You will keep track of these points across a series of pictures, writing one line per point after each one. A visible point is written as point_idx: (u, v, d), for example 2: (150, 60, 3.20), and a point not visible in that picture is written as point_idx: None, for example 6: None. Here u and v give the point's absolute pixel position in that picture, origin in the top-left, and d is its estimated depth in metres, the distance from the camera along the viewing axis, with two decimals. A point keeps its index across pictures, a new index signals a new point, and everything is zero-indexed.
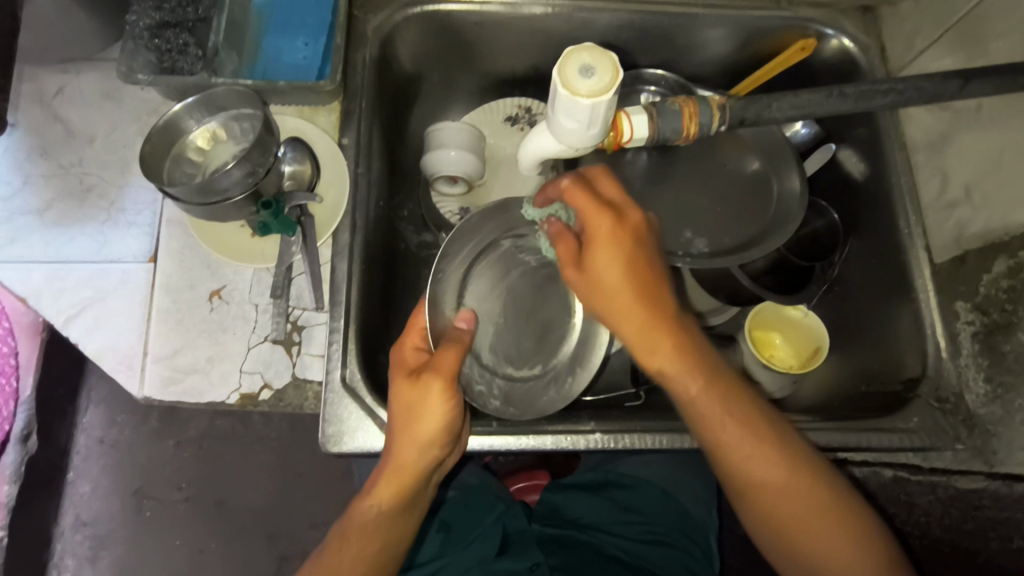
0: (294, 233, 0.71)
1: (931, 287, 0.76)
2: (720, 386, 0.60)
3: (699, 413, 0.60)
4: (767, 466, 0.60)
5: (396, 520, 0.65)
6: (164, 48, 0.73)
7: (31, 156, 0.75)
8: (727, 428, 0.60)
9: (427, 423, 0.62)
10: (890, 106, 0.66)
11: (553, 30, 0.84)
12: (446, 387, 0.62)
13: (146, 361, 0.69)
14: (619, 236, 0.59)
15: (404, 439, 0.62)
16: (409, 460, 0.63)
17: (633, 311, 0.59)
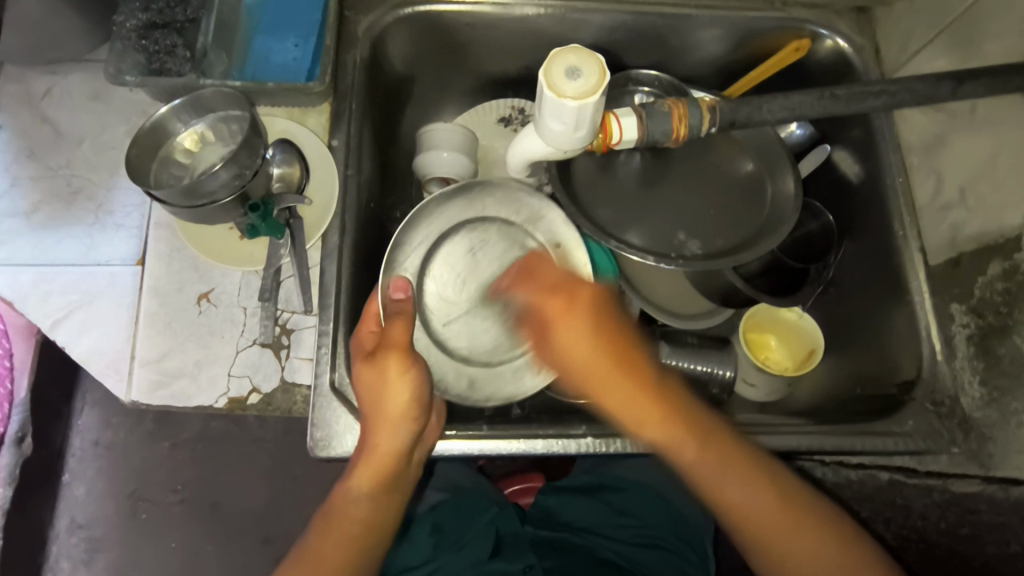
0: (283, 236, 0.71)
1: (925, 290, 0.75)
2: (728, 450, 0.61)
3: (699, 473, 0.60)
4: (746, 492, 0.61)
5: (378, 501, 0.65)
6: (151, 50, 0.72)
7: (19, 158, 0.75)
8: (760, 501, 0.60)
9: (395, 399, 0.62)
10: (882, 107, 0.65)
11: (545, 31, 0.84)
12: (403, 357, 0.62)
13: (134, 365, 0.68)
14: (574, 313, 0.61)
15: (377, 420, 0.63)
16: (384, 439, 0.63)
17: (612, 376, 0.60)
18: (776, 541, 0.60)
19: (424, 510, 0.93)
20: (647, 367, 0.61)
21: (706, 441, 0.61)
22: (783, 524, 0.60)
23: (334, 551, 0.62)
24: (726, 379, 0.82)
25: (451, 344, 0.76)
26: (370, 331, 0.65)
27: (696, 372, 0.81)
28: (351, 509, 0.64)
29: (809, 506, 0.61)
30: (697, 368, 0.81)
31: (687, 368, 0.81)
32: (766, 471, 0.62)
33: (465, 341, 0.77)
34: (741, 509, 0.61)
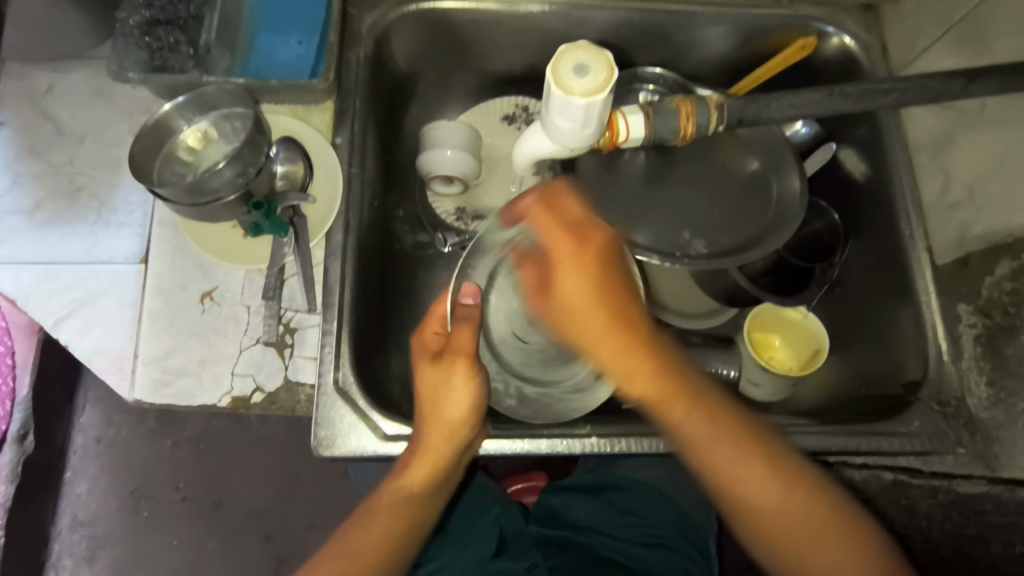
0: (287, 234, 0.70)
1: (932, 290, 0.75)
2: (726, 424, 0.59)
3: (694, 437, 0.58)
4: (726, 450, 0.58)
5: (425, 500, 0.64)
6: (154, 47, 0.71)
7: (21, 155, 0.74)
8: (739, 471, 0.58)
9: (454, 403, 0.63)
10: (892, 106, 0.63)
11: (550, 29, 0.83)
12: (469, 365, 0.63)
13: (137, 363, 0.68)
14: (581, 263, 0.61)
15: (432, 423, 0.63)
16: (435, 439, 0.63)
17: (610, 337, 0.60)
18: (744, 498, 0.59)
19: None
20: (642, 325, 0.61)
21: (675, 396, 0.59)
22: (801, 517, 0.58)
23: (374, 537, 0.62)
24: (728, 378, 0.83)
25: (510, 359, 0.76)
26: (432, 332, 0.65)
27: None
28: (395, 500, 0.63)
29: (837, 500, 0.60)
30: None
31: None
32: (785, 465, 0.59)
33: (520, 357, 0.76)
34: (749, 493, 0.58)
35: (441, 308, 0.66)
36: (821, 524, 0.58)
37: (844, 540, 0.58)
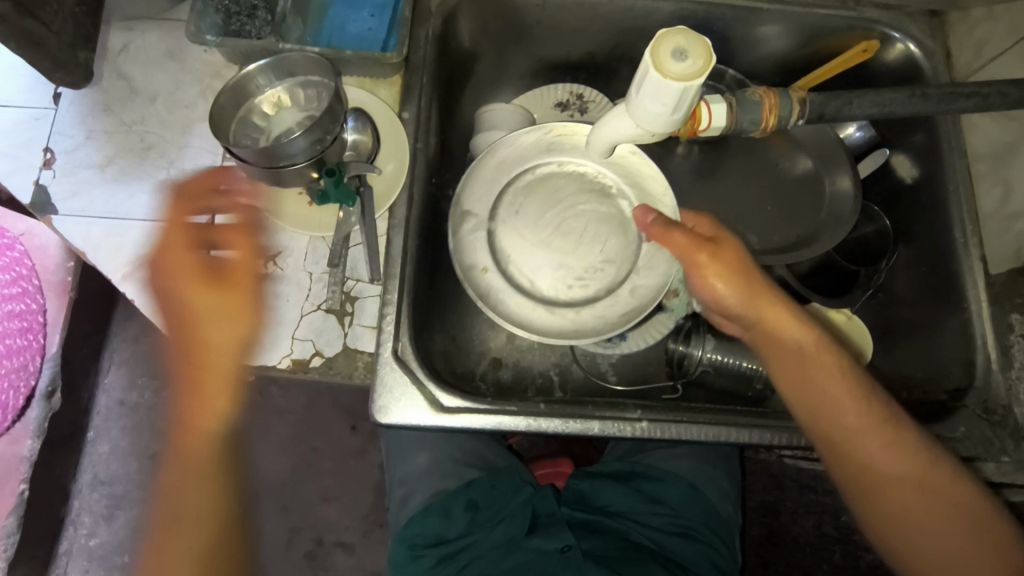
0: (354, 203, 0.71)
1: (984, 298, 0.76)
2: (881, 409, 0.64)
3: (845, 404, 0.64)
4: (868, 421, 0.64)
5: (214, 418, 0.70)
6: (231, 10, 0.72)
7: (94, 111, 0.75)
8: (896, 458, 0.63)
9: (190, 318, 0.69)
10: (973, 110, 0.62)
11: (615, 17, 0.84)
12: (198, 279, 0.69)
13: (200, 322, 0.70)
14: (714, 257, 0.66)
15: (189, 329, 0.69)
16: (209, 364, 0.68)
17: (768, 312, 0.66)
18: (856, 446, 0.64)
19: (456, 485, 0.94)
20: (780, 308, 0.65)
21: (793, 355, 0.65)
22: (922, 492, 0.63)
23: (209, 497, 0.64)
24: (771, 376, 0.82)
25: (518, 276, 0.80)
26: (201, 247, 0.71)
27: (742, 370, 0.82)
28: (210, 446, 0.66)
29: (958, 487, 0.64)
30: (742, 366, 0.82)
31: (733, 364, 0.83)
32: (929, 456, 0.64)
33: (532, 273, 0.80)
34: (889, 479, 0.64)
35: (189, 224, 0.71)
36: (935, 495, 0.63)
37: (947, 489, 0.63)
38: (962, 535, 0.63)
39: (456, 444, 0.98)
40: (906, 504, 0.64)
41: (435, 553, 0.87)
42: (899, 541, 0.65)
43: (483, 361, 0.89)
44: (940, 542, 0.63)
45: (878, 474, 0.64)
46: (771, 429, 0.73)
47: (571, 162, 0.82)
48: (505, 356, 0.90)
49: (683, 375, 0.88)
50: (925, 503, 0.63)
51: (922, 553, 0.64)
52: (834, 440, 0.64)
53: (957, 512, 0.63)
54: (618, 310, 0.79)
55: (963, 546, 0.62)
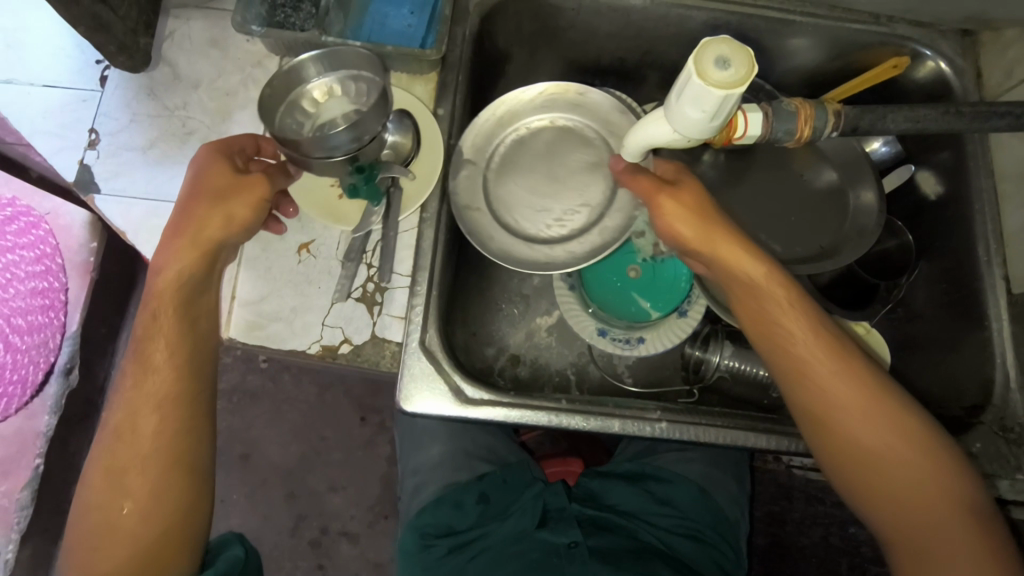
0: (380, 203, 0.73)
1: (1005, 317, 0.76)
2: (840, 347, 0.65)
3: (799, 339, 0.65)
4: (825, 357, 0.64)
5: (178, 300, 0.64)
6: (277, 3, 0.74)
7: (138, 96, 0.77)
8: (852, 396, 0.63)
9: (199, 210, 0.64)
10: (1006, 129, 0.62)
11: (648, 24, 0.85)
12: (224, 178, 0.65)
13: (233, 305, 0.72)
14: (676, 195, 0.69)
15: (190, 210, 0.64)
16: (181, 258, 0.64)
17: (725, 247, 0.68)
18: (823, 394, 0.64)
19: (468, 477, 0.95)
20: (735, 245, 0.68)
21: (753, 293, 0.68)
22: (883, 433, 0.63)
23: (160, 383, 0.63)
24: None
25: (504, 216, 0.80)
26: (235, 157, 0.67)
27: (758, 377, 0.84)
28: (148, 383, 0.63)
29: (920, 430, 0.63)
30: (759, 374, 0.84)
31: (750, 372, 0.84)
32: (888, 397, 0.64)
33: (517, 216, 0.81)
34: (851, 420, 0.63)
35: (243, 143, 0.69)
36: (896, 436, 0.63)
37: (908, 432, 0.63)
38: (923, 479, 0.62)
39: (469, 437, 1.00)
40: (869, 449, 0.63)
41: (444, 543, 0.88)
42: (861, 485, 0.64)
43: (501, 357, 0.91)
44: (900, 486, 0.62)
45: (844, 425, 0.63)
46: (790, 436, 0.73)
47: (563, 117, 0.82)
48: (524, 353, 0.92)
49: (699, 380, 0.89)
50: (892, 455, 0.63)
51: (885, 499, 0.63)
52: (791, 375, 0.65)
53: (918, 455, 0.62)
54: (587, 243, 0.80)
55: (924, 490, 0.62)
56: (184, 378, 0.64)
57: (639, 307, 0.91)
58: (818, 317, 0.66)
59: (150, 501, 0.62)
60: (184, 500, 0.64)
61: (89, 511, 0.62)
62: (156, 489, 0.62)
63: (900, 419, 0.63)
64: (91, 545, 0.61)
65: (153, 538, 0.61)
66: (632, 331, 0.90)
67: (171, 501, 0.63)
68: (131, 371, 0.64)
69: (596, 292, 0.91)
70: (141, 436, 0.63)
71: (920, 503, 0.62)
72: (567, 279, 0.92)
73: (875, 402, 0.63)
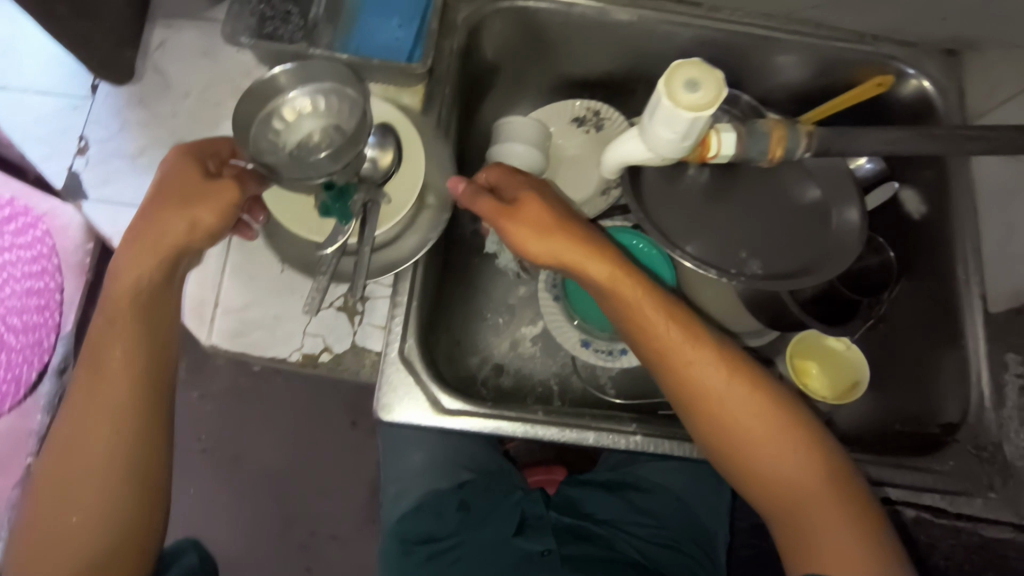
0: (349, 223, 0.68)
1: (981, 337, 0.77)
2: (700, 342, 0.66)
3: (666, 338, 0.66)
4: (689, 353, 0.66)
5: (134, 307, 0.65)
6: (266, 15, 0.74)
7: (130, 104, 0.78)
8: (717, 388, 0.65)
9: (163, 215, 0.64)
10: (978, 154, 0.63)
11: (635, 39, 0.86)
12: (192, 184, 0.65)
13: (217, 312, 0.73)
14: (524, 212, 0.67)
15: (155, 214, 0.64)
16: (141, 262, 0.64)
17: (583, 254, 0.67)
18: (695, 389, 0.65)
19: (450, 485, 0.96)
20: (591, 250, 0.67)
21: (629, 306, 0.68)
22: (752, 422, 0.64)
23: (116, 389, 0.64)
24: None
25: None
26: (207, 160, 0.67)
27: None
28: (105, 390, 0.64)
29: (784, 411, 0.65)
30: None
31: None
32: (749, 385, 0.66)
33: None
34: (721, 411, 0.65)
35: (222, 148, 0.69)
36: (765, 421, 0.65)
37: (772, 416, 0.65)
38: (794, 458, 0.64)
39: (453, 444, 1.00)
40: (741, 438, 0.65)
41: (423, 550, 0.88)
42: (746, 477, 0.65)
43: (485, 366, 0.92)
44: (778, 470, 0.64)
45: (731, 426, 0.65)
46: None
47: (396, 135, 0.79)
48: (508, 363, 0.93)
49: None
50: (777, 456, 0.64)
51: (768, 487, 0.64)
52: (668, 374, 0.66)
53: (785, 437, 0.64)
54: (416, 241, 0.73)
55: (797, 470, 0.64)
56: (141, 386, 0.65)
57: None
58: (689, 324, 0.67)
59: (103, 507, 0.62)
60: (130, 510, 0.64)
61: (33, 521, 0.62)
62: (105, 500, 0.63)
63: (762, 404, 0.65)
64: (37, 556, 0.62)
65: (101, 547, 0.62)
66: (614, 343, 0.90)
67: (121, 511, 0.63)
68: (84, 377, 0.65)
69: (579, 302, 0.90)
70: (91, 445, 0.63)
71: (798, 486, 0.63)
72: (551, 290, 0.92)
73: (749, 399, 0.65)
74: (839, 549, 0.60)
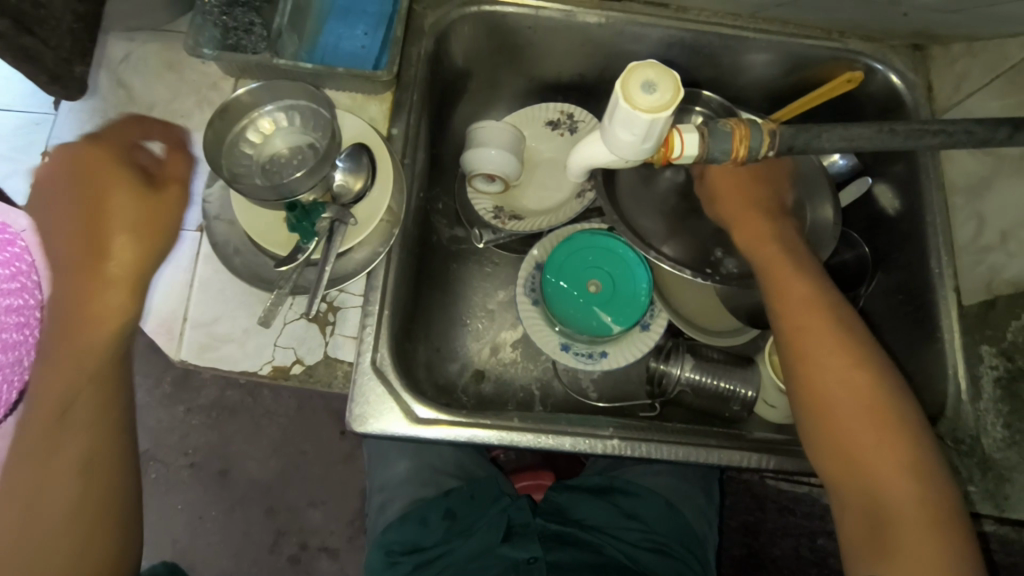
0: (311, 242, 0.69)
1: (956, 329, 0.77)
2: (820, 312, 0.69)
3: (788, 294, 0.70)
4: (806, 315, 0.69)
5: (85, 325, 0.59)
6: (229, 25, 0.75)
7: (93, 118, 0.77)
8: (828, 357, 0.67)
9: (112, 228, 0.59)
10: (938, 147, 0.63)
11: (604, 41, 0.86)
12: (121, 187, 0.60)
13: (185, 326, 0.72)
14: (733, 189, 0.77)
15: (104, 229, 0.59)
16: (116, 278, 0.59)
17: (758, 229, 0.75)
18: (805, 350, 0.68)
19: (434, 493, 0.95)
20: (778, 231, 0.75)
21: (775, 280, 0.71)
22: (857, 401, 0.65)
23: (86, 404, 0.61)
24: (748, 398, 0.85)
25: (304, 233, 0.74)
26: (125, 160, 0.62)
27: (720, 389, 0.85)
28: (75, 405, 0.60)
29: (893, 401, 0.65)
30: (720, 385, 0.85)
31: (711, 384, 0.85)
32: (867, 367, 0.66)
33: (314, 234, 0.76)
34: (827, 382, 0.66)
35: (132, 132, 0.64)
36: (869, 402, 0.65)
37: (881, 402, 0.65)
38: (888, 447, 0.63)
39: (436, 452, 0.99)
40: (841, 413, 0.65)
41: (409, 561, 0.87)
42: (834, 452, 0.65)
43: (464, 373, 0.91)
44: (871, 452, 0.63)
45: (832, 404, 0.65)
46: (737, 450, 0.75)
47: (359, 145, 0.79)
48: (488, 369, 0.92)
49: (662, 394, 0.89)
50: (871, 440, 0.63)
51: (858, 467, 0.63)
52: (782, 327, 0.70)
53: (889, 426, 0.64)
54: (366, 248, 0.73)
55: (888, 458, 0.62)
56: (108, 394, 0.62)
57: (601, 321, 0.89)
58: (820, 301, 0.69)
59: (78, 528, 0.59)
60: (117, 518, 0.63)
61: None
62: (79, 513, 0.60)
63: (872, 389, 0.65)
64: None
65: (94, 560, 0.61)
66: (594, 345, 0.90)
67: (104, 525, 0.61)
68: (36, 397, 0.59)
69: (560, 307, 0.89)
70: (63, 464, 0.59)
71: (887, 473, 0.62)
72: (530, 294, 0.92)
73: (873, 397, 0.65)
74: (915, 541, 0.59)
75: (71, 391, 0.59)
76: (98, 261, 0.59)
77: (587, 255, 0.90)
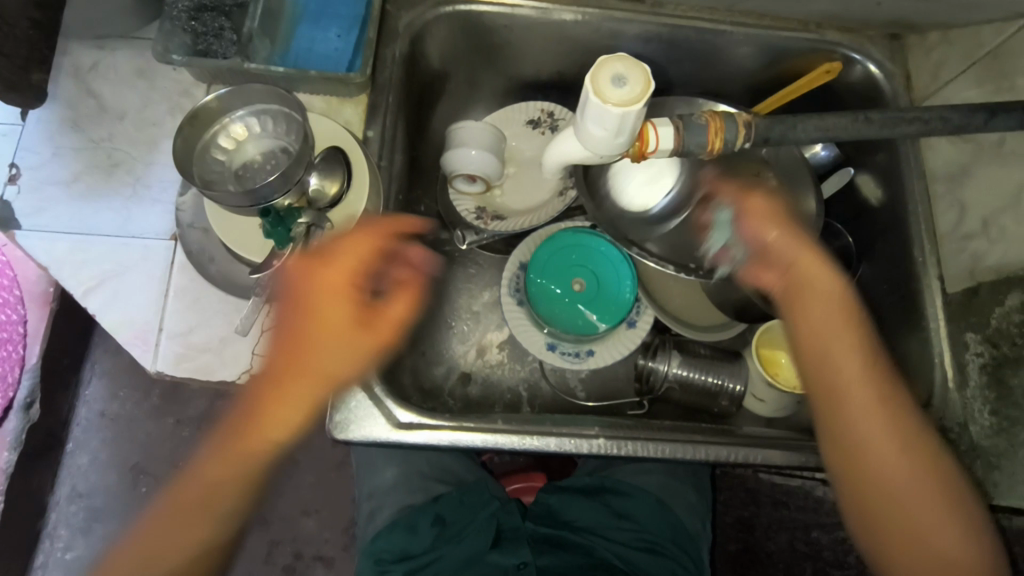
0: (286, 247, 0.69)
1: (940, 317, 0.77)
2: (878, 385, 0.66)
3: (845, 373, 0.66)
4: (862, 394, 0.66)
5: (279, 425, 0.65)
6: (199, 31, 0.74)
7: (63, 129, 0.76)
8: (881, 436, 0.65)
9: (312, 351, 0.65)
10: (915, 135, 0.62)
11: (581, 38, 0.85)
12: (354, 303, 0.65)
13: (161, 337, 0.71)
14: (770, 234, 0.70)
15: (300, 348, 0.64)
16: (296, 400, 0.65)
17: (811, 296, 0.69)
18: (852, 429, 0.66)
19: (424, 499, 0.93)
20: (825, 294, 0.69)
21: (825, 356, 0.67)
22: (910, 478, 0.65)
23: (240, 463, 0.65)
24: (736, 393, 0.84)
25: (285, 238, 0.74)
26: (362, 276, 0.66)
27: (707, 384, 0.84)
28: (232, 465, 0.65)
29: (940, 472, 0.66)
30: (708, 380, 0.84)
31: (698, 379, 0.84)
32: (917, 444, 0.65)
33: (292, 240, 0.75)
34: (878, 461, 0.65)
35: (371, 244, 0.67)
36: (916, 474, 0.65)
37: (929, 478, 0.65)
38: (937, 522, 0.64)
39: (425, 457, 0.98)
40: (892, 490, 0.65)
41: (399, 568, 0.85)
42: (881, 529, 0.65)
43: (450, 376, 0.90)
44: (921, 529, 0.64)
45: (887, 481, 0.65)
46: (725, 445, 0.74)
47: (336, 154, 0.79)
48: (475, 371, 0.91)
49: (650, 391, 0.88)
50: (922, 517, 0.64)
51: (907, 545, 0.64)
52: (825, 400, 0.67)
53: (938, 502, 0.65)
54: None
55: (938, 534, 0.64)
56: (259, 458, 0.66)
57: (587, 320, 0.89)
58: (876, 378, 0.66)
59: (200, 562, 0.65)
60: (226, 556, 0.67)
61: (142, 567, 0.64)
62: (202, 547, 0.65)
63: (924, 465, 0.65)
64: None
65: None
66: (581, 344, 0.89)
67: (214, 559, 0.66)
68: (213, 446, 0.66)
69: (545, 307, 0.89)
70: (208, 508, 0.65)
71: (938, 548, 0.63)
72: (515, 294, 0.91)
73: (924, 473, 0.65)
74: None
75: (235, 455, 0.65)
76: (304, 374, 0.65)
77: (571, 254, 0.90)
